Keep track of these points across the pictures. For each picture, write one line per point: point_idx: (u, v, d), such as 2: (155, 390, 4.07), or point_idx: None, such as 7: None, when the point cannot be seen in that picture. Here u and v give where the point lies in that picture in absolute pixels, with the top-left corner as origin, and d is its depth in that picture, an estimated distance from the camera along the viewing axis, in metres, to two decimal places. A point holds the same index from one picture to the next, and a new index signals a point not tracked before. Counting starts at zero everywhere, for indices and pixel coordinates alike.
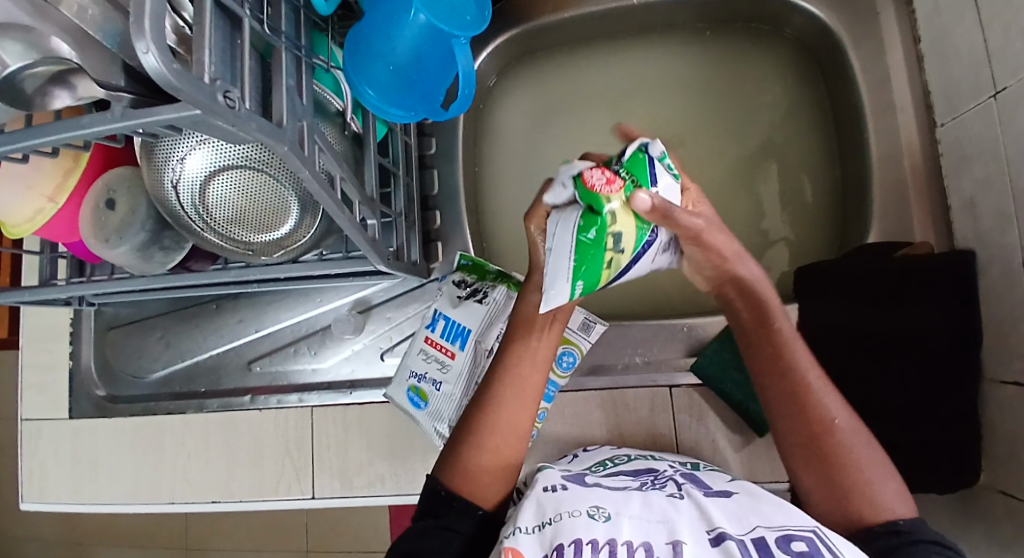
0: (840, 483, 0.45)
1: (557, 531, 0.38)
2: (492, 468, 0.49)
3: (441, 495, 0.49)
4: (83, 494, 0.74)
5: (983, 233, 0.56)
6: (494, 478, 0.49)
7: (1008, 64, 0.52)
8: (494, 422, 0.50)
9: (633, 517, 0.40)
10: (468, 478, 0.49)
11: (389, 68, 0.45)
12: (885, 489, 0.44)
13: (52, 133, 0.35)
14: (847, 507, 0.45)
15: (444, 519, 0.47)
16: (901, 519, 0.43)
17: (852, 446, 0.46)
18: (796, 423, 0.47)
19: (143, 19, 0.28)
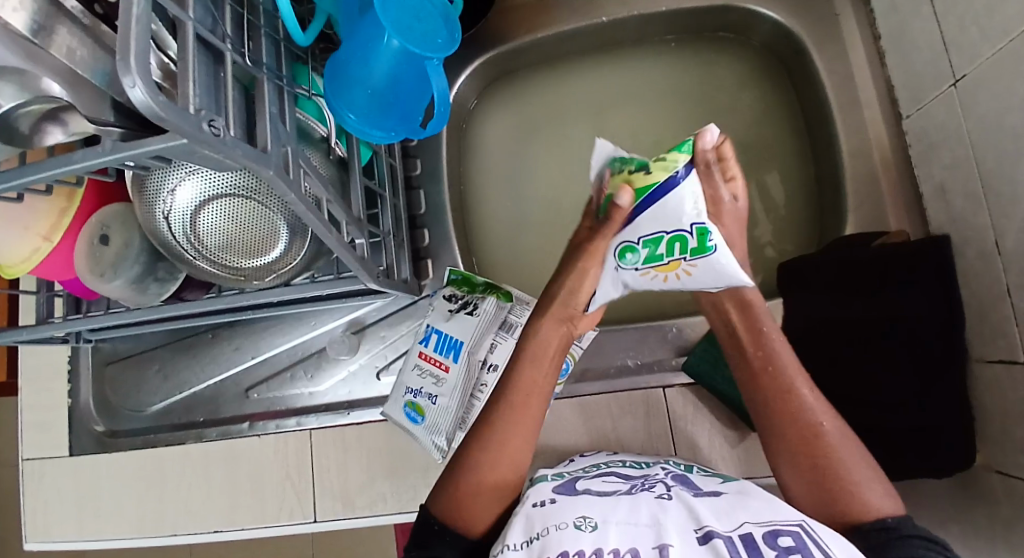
0: (829, 476, 0.47)
1: (544, 546, 0.39)
2: (484, 495, 0.49)
3: (434, 529, 0.48)
4: (85, 532, 0.74)
5: (955, 216, 0.58)
6: (484, 506, 0.49)
7: (964, 52, 0.54)
8: (488, 457, 0.50)
9: (621, 523, 0.41)
10: (460, 508, 0.49)
11: (367, 93, 0.46)
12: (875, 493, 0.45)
13: (45, 170, 0.36)
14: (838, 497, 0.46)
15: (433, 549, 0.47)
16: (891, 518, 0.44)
17: (840, 449, 0.47)
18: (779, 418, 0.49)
19: (129, 57, 0.30)
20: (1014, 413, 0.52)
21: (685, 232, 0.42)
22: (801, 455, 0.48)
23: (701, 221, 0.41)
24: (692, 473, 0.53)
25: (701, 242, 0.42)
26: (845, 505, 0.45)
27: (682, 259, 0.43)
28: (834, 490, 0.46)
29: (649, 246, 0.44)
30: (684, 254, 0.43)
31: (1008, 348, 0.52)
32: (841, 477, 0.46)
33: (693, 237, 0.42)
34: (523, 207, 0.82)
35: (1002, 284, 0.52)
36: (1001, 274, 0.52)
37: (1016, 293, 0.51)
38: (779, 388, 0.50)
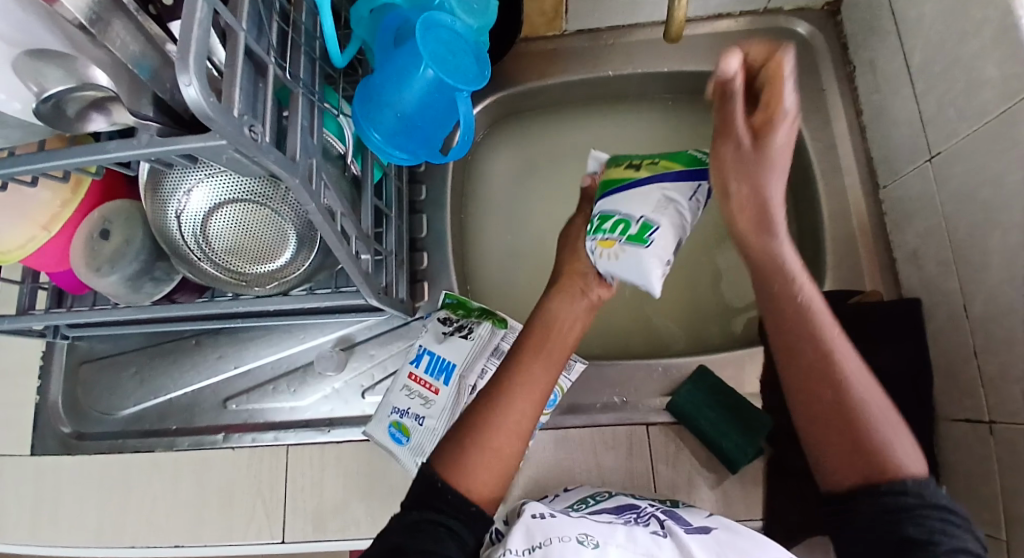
0: (858, 434, 0.46)
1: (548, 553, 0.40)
2: (491, 461, 0.50)
3: (437, 486, 0.48)
4: (34, 537, 0.69)
5: (927, 281, 0.63)
6: (487, 472, 0.49)
7: (942, 132, 0.60)
8: (498, 421, 0.51)
9: (619, 546, 0.43)
10: (465, 470, 0.49)
11: (396, 116, 0.49)
12: (901, 455, 0.45)
13: (75, 156, 0.37)
14: (866, 464, 0.45)
15: (439, 512, 0.47)
16: (909, 481, 0.44)
17: (864, 408, 0.47)
18: (803, 385, 0.48)
19: (188, 58, 0.31)
20: (979, 469, 0.56)
21: (632, 218, 0.46)
22: (821, 411, 0.47)
23: (649, 215, 0.45)
24: (677, 508, 0.55)
25: (643, 232, 0.45)
26: (874, 471, 0.45)
27: (619, 240, 0.46)
28: (855, 451, 0.46)
29: (604, 219, 0.48)
30: (622, 237, 0.46)
31: (975, 408, 0.56)
32: (863, 430, 0.46)
33: (637, 224, 0.45)
34: (518, 239, 0.84)
35: (970, 346, 0.56)
36: (969, 337, 0.56)
37: (983, 355, 0.55)
38: (807, 330, 0.48)
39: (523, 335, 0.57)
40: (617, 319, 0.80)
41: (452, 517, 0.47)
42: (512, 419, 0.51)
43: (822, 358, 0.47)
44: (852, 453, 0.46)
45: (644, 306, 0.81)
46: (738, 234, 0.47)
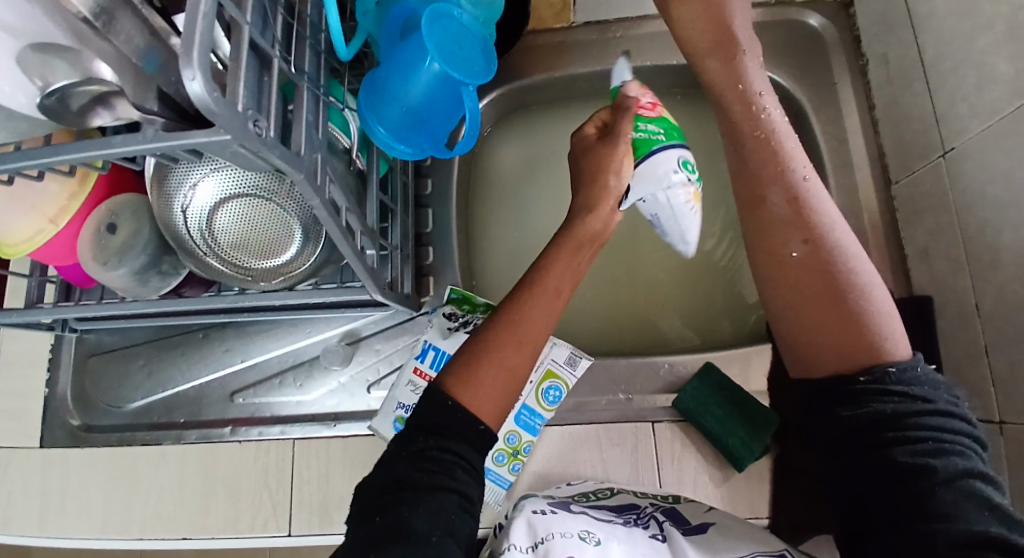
0: (848, 319, 0.45)
1: (550, 548, 0.41)
2: (500, 375, 0.48)
3: (448, 405, 0.47)
4: (43, 528, 0.70)
5: (937, 278, 0.62)
6: (497, 393, 0.48)
7: (954, 127, 0.59)
8: (510, 337, 0.49)
9: (618, 545, 0.44)
10: (474, 390, 0.47)
11: (402, 110, 0.48)
12: (891, 335, 0.45)
13: (79, 151, 0.36)
14: (852, 349, 0.45)
15: (445, 440, 0.46)
16: (893, 368, 0.44)
17: (851, 290, 0.46)
18: (780, 274, 0.48)
19: (192, 52, 0.31)
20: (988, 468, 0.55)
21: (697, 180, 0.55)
22: (802, 294, 0.47)
23: None
24: (676, 506, 0.56)
25: None
26: (858, 362, 0.45)
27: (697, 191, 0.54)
28: (843, 341, 0.45)
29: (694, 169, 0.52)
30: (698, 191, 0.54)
31: (984, 407, 0.55)
32: (851, 310, 0.45)
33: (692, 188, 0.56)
34: (524, 234, 0.83)
35: (981, 344, 0.55)
36: (980, 334, 0.56)
37: (993, 353, 0.54)
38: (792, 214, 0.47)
39: (544, 247, 0.53)
40: (622, 315, 0.80)
41: (463, 447, 0.46)
42: (513, 340, 0.49)
43: (810, 237, 0.47)
44: (840, 337, 0.45)
45: (650, 301, 0.80)
46: (734, 121, 0.50)
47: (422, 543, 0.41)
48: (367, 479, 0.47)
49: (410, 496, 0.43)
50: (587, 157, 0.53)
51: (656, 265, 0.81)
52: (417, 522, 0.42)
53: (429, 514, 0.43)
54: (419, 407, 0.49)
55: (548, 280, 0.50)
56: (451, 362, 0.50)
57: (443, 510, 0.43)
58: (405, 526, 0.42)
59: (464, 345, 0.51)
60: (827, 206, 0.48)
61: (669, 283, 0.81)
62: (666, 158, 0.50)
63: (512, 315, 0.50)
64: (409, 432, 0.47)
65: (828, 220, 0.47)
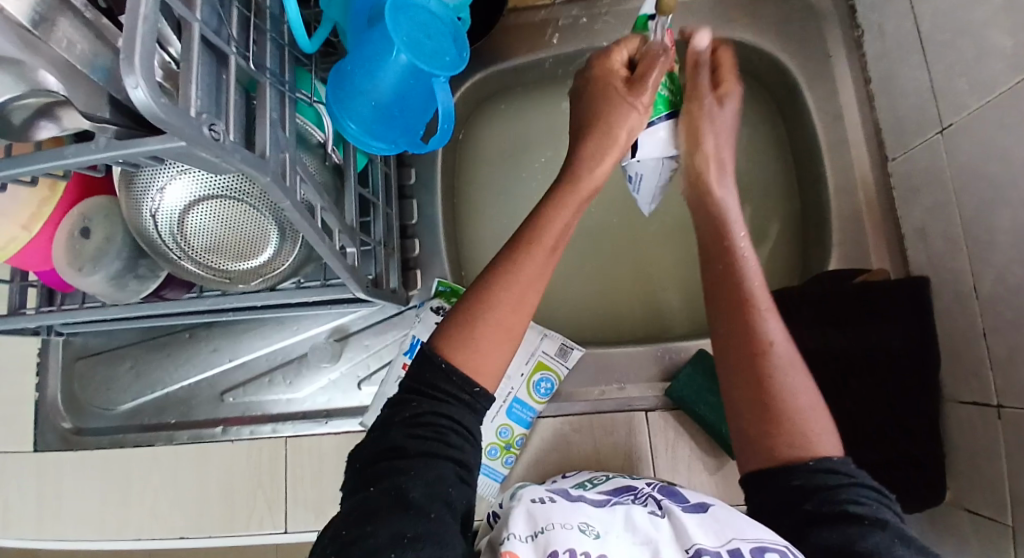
0: (778, 410, 0.43)
1: (549, 540, 0.39)
2: (496, 337, 0.45)
3: (441, 368, 0.44)
4: (41, 531, 0.70)
5: (935, 258, 0.60)
6: (494, 355, 0.45)
7: (951, 101, 0.56)
8: (507, 295, 0.46)
9: (620, 535, 0.41)
10: (468, 351, 0.45)
11: (371, 104, 0.46)
12: (821, 438, 0.42)
13: (32, 163, 0.35)
14: (779, 441, 0.42)
15: (439, 406, 0.43)
16: (813, 461, 0.41)
17: (786, 373, 0.44)
18: (731, 351, 0.45)
19: (134, 57, 0.29)
20: (985, 451, 0.54)
21: None
22: (737, 373, 0.45)
23: None
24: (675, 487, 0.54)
25: None
26: (781, 452, 0.42)
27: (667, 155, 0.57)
28: (772, 428, 0.42)
29: None
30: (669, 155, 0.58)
31: (982, 390, 0.54)
32: (788, 404, 0.43)
33: None
34: (512, 222, 0.82)
35: (979, 327, 0.54)
36: (978, 316, 0.54)
37: (991, 335, 0.53)
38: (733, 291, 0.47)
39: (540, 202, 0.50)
40: (614, 303, 0.79)
41: (461, 413, 0.44)
42: (507, 301, 0.46)
43: (751, 319, 0.45)
44: (769, 424, 0.42)
45: (643, 288, 0.79)
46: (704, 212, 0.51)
47: (422, 515, 0.38)
48: (359, 446, 0.44)
49: (406, 465, 0.41)
50: (603, 100, 0.52)
51: (648, 250, 0.80)
52: (415, 493, 0.39)
53: (427, 485, 0.40)
54: (412, 370, 0.46)
55: (543, 235, 0.48)
56: (440, 327, 0.47)
57: (441, 480, 0.41)
58: (402, 494, 0.39)
59: (449, 315, 0.47)
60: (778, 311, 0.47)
61: (661, 268, 0.80)
62: (666, 131, 0.52)
63: (507, 274, 0.46)
64: (403, 394, 0.45)
65: (770, 315, 0.46)
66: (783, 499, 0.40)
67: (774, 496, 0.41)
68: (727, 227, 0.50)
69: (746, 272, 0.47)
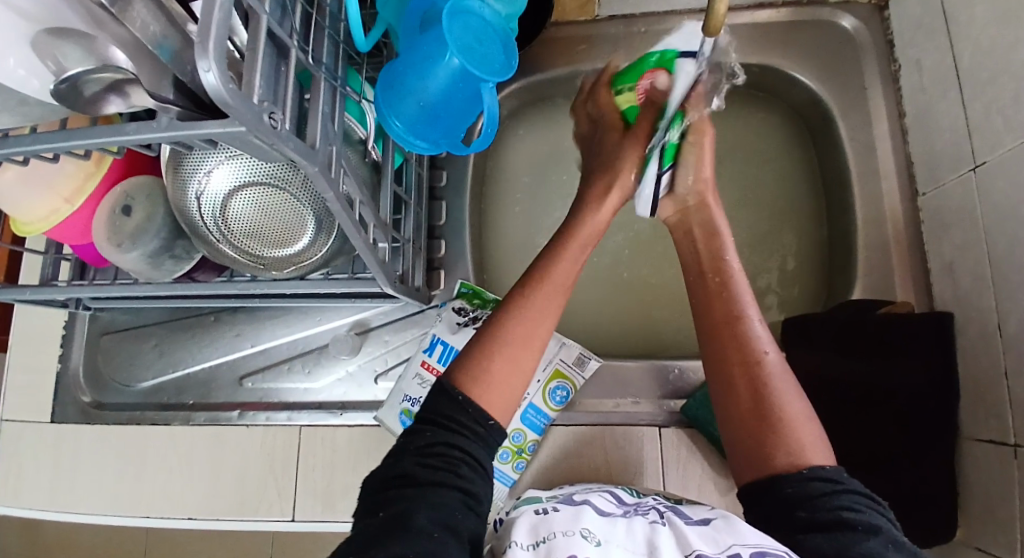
0: (768, 421, 0.44)
1: (551, 548, 0.39)
2: (509, 367, 0.48)
3: (456, 399, 0.46)
4: (54, 501, 0.71)
5: (961, 294, 0.60)
6: (508, 383, 0.47)
7: (986, 140, 0.57)
8: (519, 332, 0.49)
9: (621, 544, 0.40)
10: (479, 379, 0.47)
11: (418, 104, 0.47)
12: (813, 446, 0.43)
13: (92, 137, 0.36)
14: (773, 451, 0.43)
15: (451, 436, 0.45)
16: (806, 470, 0.42)
17: (775, 383, 0.46)
18: (719, 365, 0.48)
19: (208, 41, 0.30)
20: (1000, 490, 0.54)
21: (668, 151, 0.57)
22: (726, 388, 0.47)
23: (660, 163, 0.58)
24: (682, 505, 0.53)
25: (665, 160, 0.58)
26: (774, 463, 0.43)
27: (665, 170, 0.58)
28: (761, 439, 0.44)
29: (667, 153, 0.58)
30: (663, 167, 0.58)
31: (1000, 429, 0.54)
32: (781, 417, 0.44)
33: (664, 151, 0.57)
34: (538, 230, 0.83)
35: (1001, 366, 0.54)
36: (1000, 355, 0.54)
37: (1014, 376, 0.53)
38: (723, 309, 0.50)
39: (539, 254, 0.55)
40: (634, 317, 0.79)
41: (469, 444, 0.45)
42: (519, 335, 0.49)
43: (737, 333, 0.48)
44: (761, 434, 0.44)
45: (664, 304, 0.79)
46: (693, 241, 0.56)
47: (425, 537, 0.38)
48: (371, 475, 0.45)
49: (414, 492, 0.41)
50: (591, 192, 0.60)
51: (670, 267, 0.80)
52: (420, 517, 0.39)
53: (433, 509, 0.40)
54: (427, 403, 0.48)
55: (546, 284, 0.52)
56: (458, 356, 0.49)
57: (448, 507, 0.41)
58: (409, 516, 0.39)
59: (467, 344, 0.50)
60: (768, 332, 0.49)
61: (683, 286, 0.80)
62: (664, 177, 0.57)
63: (516, 311, 0.50)
64: (416, 425, 0.46)
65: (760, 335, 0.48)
66: (780, 505, 0.41)
67: (772, 504, 0.41)
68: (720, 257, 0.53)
69: (737, 295, 0.50)
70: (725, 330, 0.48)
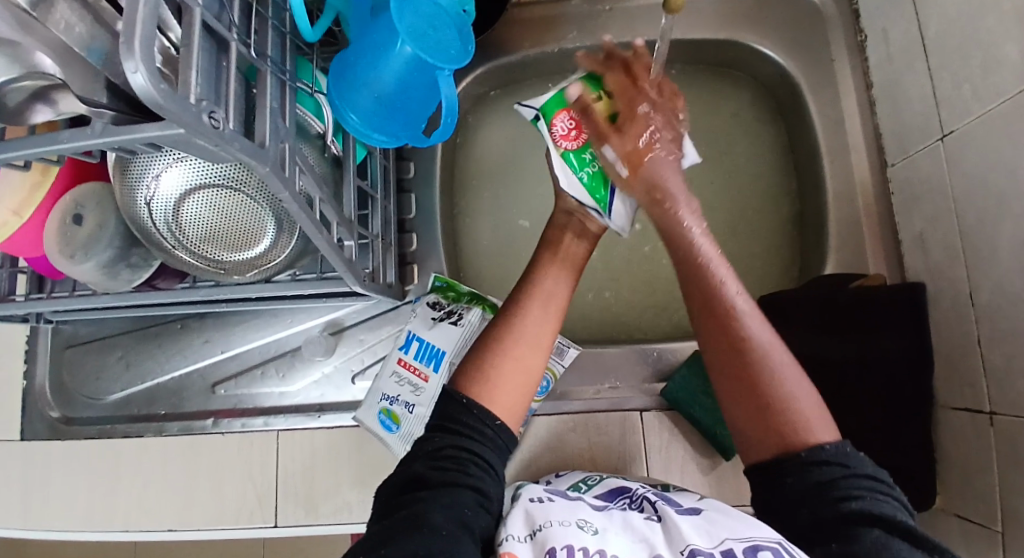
0: (773, 408, 0.42)
1: (547, 538, 0.39)
2: (512, 371, 0.47)
3: (461, 403, 0.46)
4: (26, 521, 0.69)
5: (932, 266, 0.60)
6: (512, 384, 0.47)
7: (955, 109, 0.57)
8: (521, 335, 0.49)
9: (618, 531, 0.41)
10: (483, 382, 0.47)
11: (374, 96, 0.46)
12: (820, 423, 0.42)
13: (26, 147, 0.34)
14: (780, 438, 0.42)
15: (465, 440, 0.44)
16: (803, 453, 0.40)
17: (772, 362, 0.43)
18: (716, 351, 0.45)
19: (134, 39, 0.29)
20: (977, 458, 0.55)
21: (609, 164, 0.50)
22: (729, 378, 0.44)
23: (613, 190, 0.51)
24: (669, 491, 0.53)
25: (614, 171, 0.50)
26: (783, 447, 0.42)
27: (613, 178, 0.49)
28: (767, 424, 0.42)
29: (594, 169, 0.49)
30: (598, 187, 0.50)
31: (975, 397, 0.55)
32: (780, 399, 0.42)
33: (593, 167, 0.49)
34: (511, 219, 0.81)
35: (974, 334, 0.54)
36: (973, 323, 0.55)
37: (988, 344, 0.53)
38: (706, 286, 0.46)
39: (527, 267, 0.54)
40: (612, 301, 0.79)
41: (479, 445, 0.44)
42: (523, 337, 0.48)
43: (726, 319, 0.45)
44: (767, 423, 0.42)
45: (641, 288, 0.79)
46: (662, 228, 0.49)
47: (436, 533, 0.37)
48: (384, 483, 0.44)
49: (425, 493, 0.41)
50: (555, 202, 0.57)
51: (646, 250, 0.80)
52: (433, 516, 0.38)
53: (445, 509, 0.39)
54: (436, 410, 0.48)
55: (541, 293, 0.51)
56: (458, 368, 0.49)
57: (460, 505, 0.40)
58: (421, 517, 0.38)
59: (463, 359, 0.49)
60: (752, 306, 0.46)
61: (659, 269, 0.80)
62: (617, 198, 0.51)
63: (514, 318, 0.49)
64: (427, 431, 0.46)
65: (748, 317, 0.45)
66: (786, 502, 0.40)
67: (779, 498, 0.41)
68: (684, 227, 0.49)
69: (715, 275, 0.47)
70: (713, 312, 0.45)
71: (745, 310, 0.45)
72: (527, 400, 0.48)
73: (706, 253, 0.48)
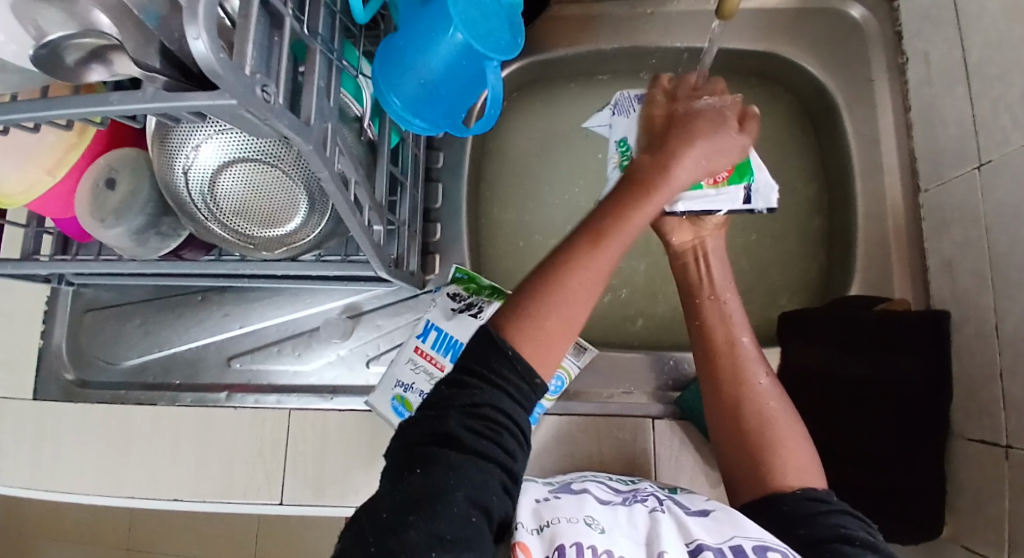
0: (765, 446, 0.46)
1: (555, 534, 0.38)
2: (557, 328, 0.43)
3: (506, 354, 0.42)
4: (33, 480, 0.70)
5: (959, 293, 0.60)
6: (555, 342, 0.43)
7: (993, 138, 0.56)
8: (575, 287, 0.44)
9: (626, 530, 0.40)
10: (527, 338, 0.42)
11: (419, 82, 0.46)
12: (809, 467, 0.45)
13: (69, 106, 0.33)
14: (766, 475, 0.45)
15: (498, 401, 0.41)
16: (800, 492, 0.42)
17: (769, 403, 0.48)
18: (719, 386, 0.50)
19: (197, 5, 0.28)
20: (989, 490, 0.54)
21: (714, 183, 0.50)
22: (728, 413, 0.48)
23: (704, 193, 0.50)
24: (678, 493, 0.53)
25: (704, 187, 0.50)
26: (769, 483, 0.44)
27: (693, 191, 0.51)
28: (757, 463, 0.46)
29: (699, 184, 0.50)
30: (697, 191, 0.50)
31: (993, 429, 0.54)
32: (772, 437, 0.46)
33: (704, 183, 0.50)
34: (535, 216, 0.81)
35: (996, 366, 0.54)
36: (996, 355, 0.54)
37: (1009, 377, 0.53)
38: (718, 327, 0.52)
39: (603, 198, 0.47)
40: (631, 306, 0.79)
41: (517, 410, 0.42)
42: (577, 292, 0.44)
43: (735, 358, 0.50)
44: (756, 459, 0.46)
45: (661, 295, 0.79)
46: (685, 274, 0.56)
47: (460, 519, 0.36)
48: (410, 425, 0.42)
49: (455, 458, 0.39)
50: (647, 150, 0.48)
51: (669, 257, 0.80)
52: (460, 494, 0.37)
53: (474, 486, 0.38)
54: (471, 349, 0.44)
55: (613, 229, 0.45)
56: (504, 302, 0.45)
57: (487, 485, 0.39)
58: (449, 494, 0.37)
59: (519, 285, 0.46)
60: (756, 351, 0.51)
61: None
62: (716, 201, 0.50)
63: (575, 264, 0.44)
64: (460, 375, 0.43)
65: (753, 362, 0.50)
66: (779, 523, 0.41)
67: (772, 521, 0.41)
68: (703, 277, 0.55)
69: (729, 317, 0.52)
70: (723, 349, 0.51)
71: (750, 354, 0.51)
72: (572, 340, 0.44)
73: (721, 299, 0.54)
